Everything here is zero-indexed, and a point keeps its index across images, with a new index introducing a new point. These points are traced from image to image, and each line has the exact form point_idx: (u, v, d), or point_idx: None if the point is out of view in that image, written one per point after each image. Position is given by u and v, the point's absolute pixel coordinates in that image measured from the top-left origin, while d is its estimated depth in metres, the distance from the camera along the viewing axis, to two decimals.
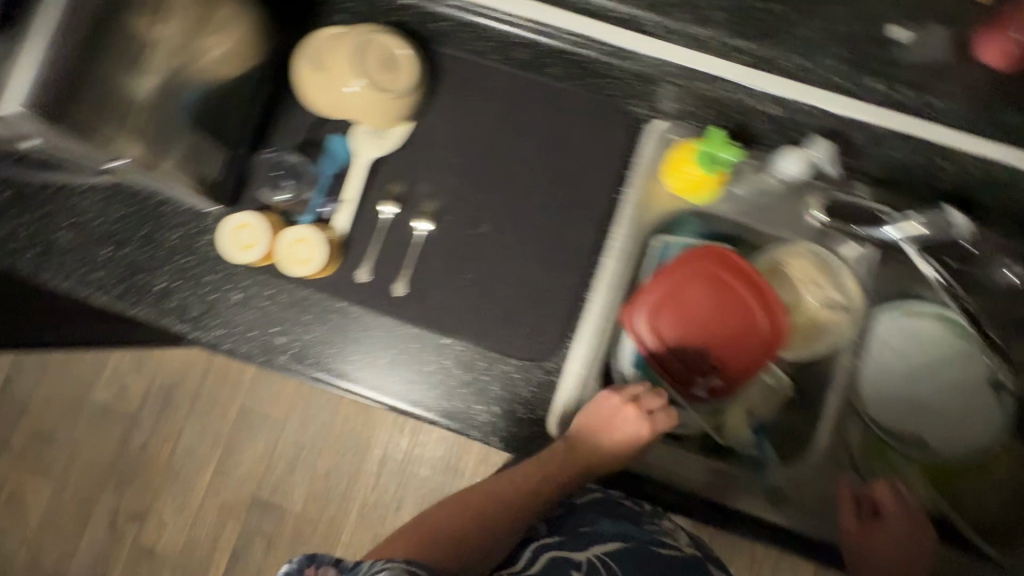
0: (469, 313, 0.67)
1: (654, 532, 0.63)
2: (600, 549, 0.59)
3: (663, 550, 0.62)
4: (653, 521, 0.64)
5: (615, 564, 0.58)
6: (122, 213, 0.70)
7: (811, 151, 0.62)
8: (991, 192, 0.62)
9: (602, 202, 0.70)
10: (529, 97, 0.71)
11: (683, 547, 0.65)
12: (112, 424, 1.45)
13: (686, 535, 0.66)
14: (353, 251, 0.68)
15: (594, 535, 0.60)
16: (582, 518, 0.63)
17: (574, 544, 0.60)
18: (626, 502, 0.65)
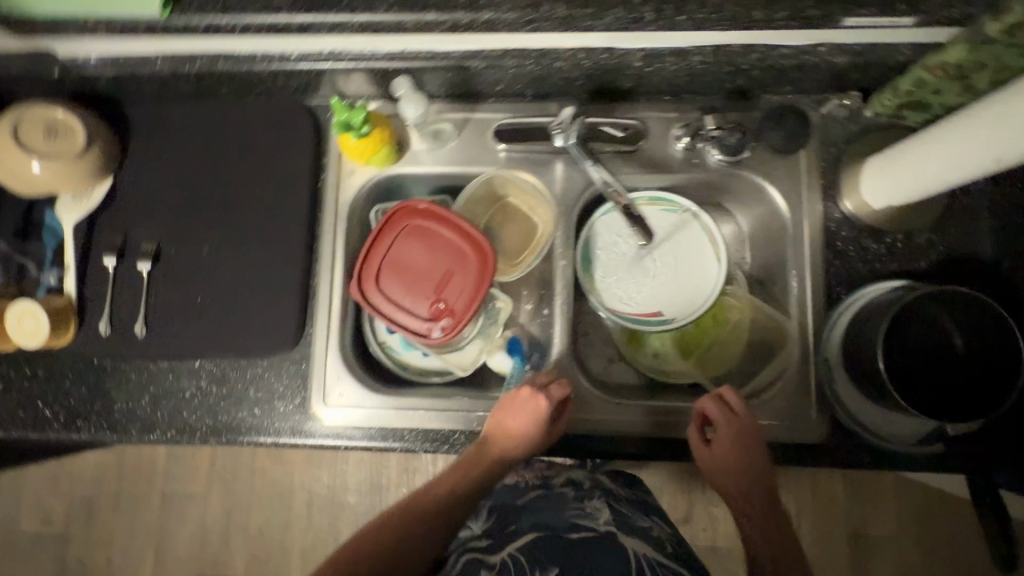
0: (208, 333, 0.71)
1: (573, 517, 0.69)
2: (516, 546, 0.64)
3: (581, 531, 0.66)
4: (577, 506, 0.72)
5: (524, 554, 0.63)
6: None
7: (408, 90, 0.65)
8: (621, 78, 0.66)
9: (299, 182, 0.73)
10: (215, 121, 0.75)
11: (598, 522, 0.68)
12: (46, 550, 1.47)
13: (597, 503, 0.72)
14: (90, 311, 0.72)
15: (512, 535, 0.67)
16: (503, 521, 0.70)
17: (491, 548, 0.65)
18: (542, 503, 0.73)
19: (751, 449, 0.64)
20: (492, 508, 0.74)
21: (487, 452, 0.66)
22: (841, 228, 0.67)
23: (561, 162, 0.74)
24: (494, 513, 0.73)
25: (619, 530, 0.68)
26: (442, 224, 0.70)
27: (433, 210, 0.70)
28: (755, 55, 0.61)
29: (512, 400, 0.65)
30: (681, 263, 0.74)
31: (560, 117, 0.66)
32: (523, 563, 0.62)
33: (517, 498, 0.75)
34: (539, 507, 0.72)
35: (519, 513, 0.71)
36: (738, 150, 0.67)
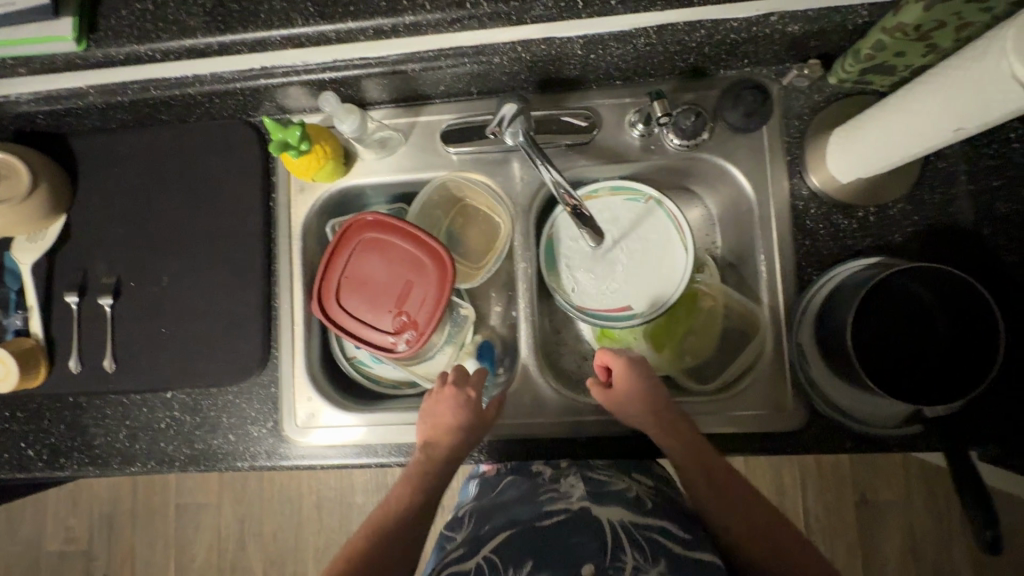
0: (175, 362, 0.71)
1: (547, 501, 0.58)
2: (492, 545, 0.54)
3: (554, 514, 0.56)
4: (550, 488, 0.61)
5: (498, 553, 0.53)
6: None
7: (335, 106, 0.62)
8: (566, 67, 0.63)
9: (248, 200, 0.71)
10: (160, 147, 0.73)
11: (573, 500, 0.58)
12: (72, 567, 1.52)
13: (572, 480, 0.61)
14: (59, 350, 0.72)
15: (485, 537, 0.56)
16: (478, 526, 0.58)
17: (464, 556, 0.54)
18: (516, 494, 0.61)
19: (661, 407, 0.62)
20: (469, 513, 0.63)
21: (426, 455, 0.64)
22: (810, 206, 0.64)
23: (515, 159, 0.71)
24: (469, 520, 0.61)
25: (595, 501, 0.57)
26: (389, 232, 0.67)
27: (381, 218, 0.67)
28: (701, 31, 0.58)
29: (435, 394, 0.66)
30: (646, 256, 0.71)
31: (499, 116, 0.61)
32: (497, 564, 0.52)
33: (488, 495, 0.63)
34: (511, 498, 0.61)
35: (496, 511, 0.59)
36: (695, 133, 0.64)
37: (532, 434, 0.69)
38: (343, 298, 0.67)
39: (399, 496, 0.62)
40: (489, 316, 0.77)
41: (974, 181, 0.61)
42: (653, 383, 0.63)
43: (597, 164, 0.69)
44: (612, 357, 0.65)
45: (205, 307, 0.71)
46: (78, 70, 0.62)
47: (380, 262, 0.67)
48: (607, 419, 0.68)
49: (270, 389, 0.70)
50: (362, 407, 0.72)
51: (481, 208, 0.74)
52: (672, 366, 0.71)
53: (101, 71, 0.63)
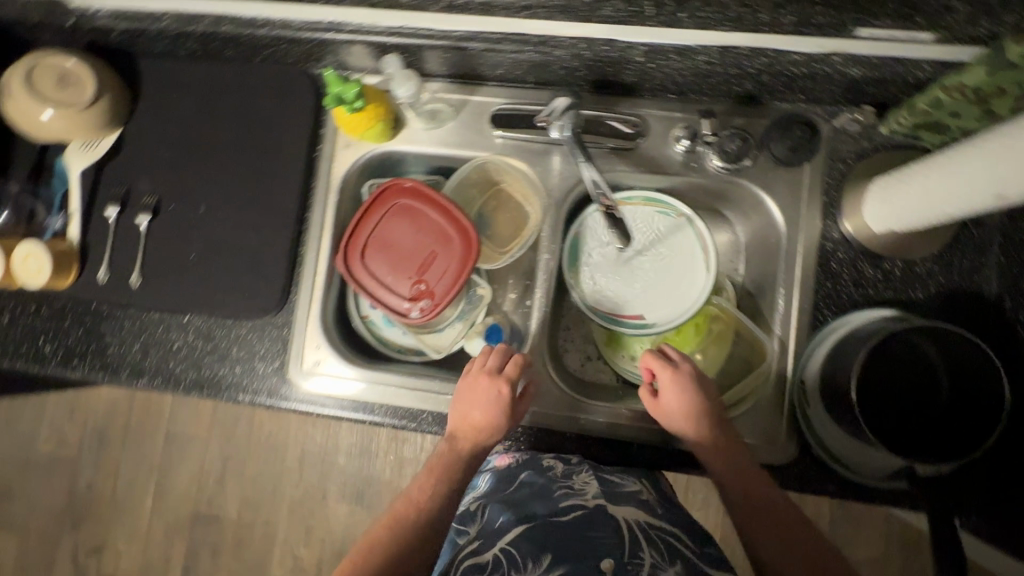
0: (197, 288, 0.73)
1: (562, 497, 0.63)
2: (509, 539, 0.59)
3: (570, 512, 0.61)
4: (564, 483, 0.65)
5: (518, 548, 0.57)
6: None
7: (397, 69, 0.66)
8: (623, 72, 0.65)
9: (294, 147, 0.74)
10: (220, 81, 0.76)
11: (587, 496, 0.63)
12: (59, 472, 1.57)
13: (585, 477, 0.66)
14: (91, 256, 0.75)
15: (502, 531, 0.61)
16: (495, 519, 0.63)
17: (484, 546, 0.59)
18: (530, 487, 0.66)
19: (709, 423, 0.62)
20: (485, 504, 0.68)
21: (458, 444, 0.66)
22: (838, 249, 0.64)
23: (557, 153, 0.73)
24: (485, 510, 0.66)
25: (609, 500, 0.63)
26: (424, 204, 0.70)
27: (418, 189, 0.69)
28: (762, 59, 0.58)
29: (468, 382, 0.66)
30: (668, 271, 0.72)
31: (553, 107, 0.65)
32: (515, 557, 0.57)
33: (501, 489, 0.68)
34: (526, 492, 0.65)
35: (513, 503, 0.64)
36: (736, 158, 0.66)
37: (524, 420, 0.70)
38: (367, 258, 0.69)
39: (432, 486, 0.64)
40: (503, 301, 0.78)
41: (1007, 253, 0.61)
42: (691, 403, 0.62)
43: (637, 172, 0.70)
44: (660, 365, 0.65)
45: (235, 242, 0.74)
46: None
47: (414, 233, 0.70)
48: (600, 419, 0.69)
49: (283, 331, 0.72)
50: (367, 364, 0.74)
51: (516, 195, 0.76)
52: None
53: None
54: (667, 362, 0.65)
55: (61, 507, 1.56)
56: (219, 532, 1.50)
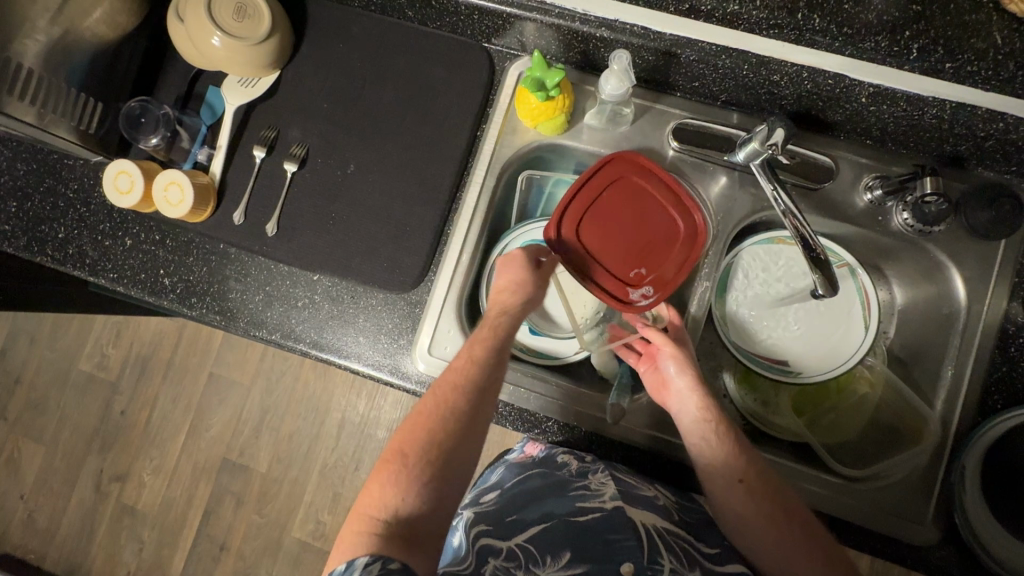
0: (334, 249, 0.70)
1: (578, 498, 0.61)
2: (527, 534, 0.58)
3: (588, 512, 0.60)
4: (580, 483, 0.63)
5: (535, 543, 0.57)
6: (54, 187, 0.75)
7: (621, 65, 0.58)
8: (833, 109, 0.61)
9: (457, 122, 0.71)
10: (391, 40, 0.72)
11: (605, 499, 0.61)
12: (95, 392, 1.56)
13: (601, 476, 0.64)
14: (228, 196, 0.72)
15: (519, 524, 0.60)
16: (506, 509, 0.63)
17: (500, 533, 0.59)
18: (543, 482, 0.65)
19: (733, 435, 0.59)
20: (500, 491, 0.68)
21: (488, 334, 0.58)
22: (1020, 333, 0.61)
23: (729, 179, 0.69)
24: (497, 499, 0.66)
25: (626, 502, 0.60)
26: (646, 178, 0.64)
27: (637, 158, 0.64)
28: (998, 125, 0.55)
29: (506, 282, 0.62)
30: (819, 319, 0.70)
31: (770, 132, 0.59)
32: (533, 553, 0.56)
33: (515, 481, 0.68)
34: (540, 488, 0.64)
35: (529, 498, 0.63)
36: (932, 222, 0.61)
37: (649, 446, 0.68)
38: (582, 234, 0.64)
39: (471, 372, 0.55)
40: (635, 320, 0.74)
41: None
42: (681, 377, 0.61)
43: (815, 213, 0.66)
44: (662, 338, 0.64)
45: (379, 208, 0.71)
46: None
47: (635, 205, 0.64)
48: None
49: (415, 308, 0.70)
50: None
51: None
52: (812, 437, 0.67)
53: None
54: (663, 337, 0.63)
55: (91, 427, 1.55)
56: (246, 482, 1.49)
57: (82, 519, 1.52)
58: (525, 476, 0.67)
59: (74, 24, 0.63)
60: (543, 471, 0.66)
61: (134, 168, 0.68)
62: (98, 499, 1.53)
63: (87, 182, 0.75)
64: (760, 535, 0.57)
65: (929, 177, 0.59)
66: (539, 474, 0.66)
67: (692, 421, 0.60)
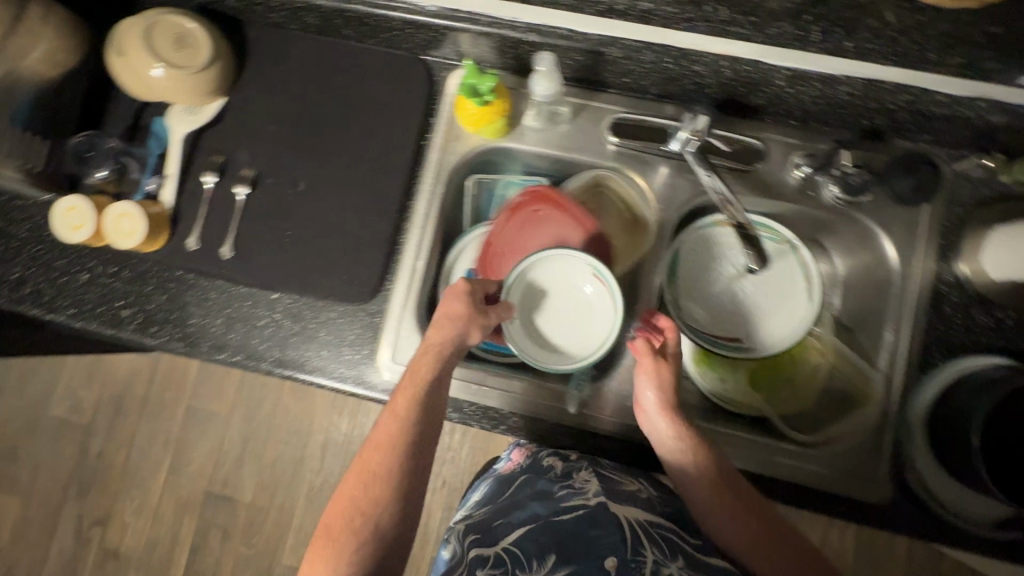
0: (291, 266, 0.71)
1: (562, 499, 0.62)
2: (513, 537, 0.58)
3: (572, 510, 0.60)
4: (564, 483, 0.64)
5: (519, 546, 0.57)
6: (5, 228, 0.75)
7: (547, 66, 0.61)
8: (756, 94, 0.65)
9: (403, 133, 0.73)
10: (333, 60, 0.74)
11: (588, 496, 0.61)
12: (70, 437, 1.53)
13: (585, 474, 0.65)
14: (183, 223, 0.73)
15: (505, 529, 0.60)
16: (493, 518, 0.63)
17: (486, 541, 0.59)
18: (529, 490, 0.65)
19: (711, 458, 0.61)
20: (487, 503, 0.68)
21: (414, 373, 0.59)
22: (951, 292, 0.64)
23: (668, 167, 0.72)
24: (486, 509, 0.66)
25: (611, 499, 0.61)
26: (564, 214, 0.73)
27: (561, 201, 0.72)
28: (906, 96, 0.59)
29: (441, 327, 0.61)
30: (767, 296, 0.72)
31: (694, 121, 0.63)
32: (518, 554, 0.56)
33: (502, 491, 0.68)
34: (526, 494, 0.65)
35: (514, 504, 0.64)
36: (857, 191, 0.65)
37: (615, 433, 0.69)
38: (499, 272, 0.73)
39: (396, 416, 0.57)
40: None
41: None
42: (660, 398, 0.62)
43: (749, 194, 0.70)
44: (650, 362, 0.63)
45: (332, 223, 0.72)
46: None
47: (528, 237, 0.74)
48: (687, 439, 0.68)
49: (374, 318, 0.71)
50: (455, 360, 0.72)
51: (624, 206, 0.74)
52: (771, 410, 0.69)
53: None
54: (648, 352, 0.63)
55: (68, 473, 1.51)
56: (233, 513, 1.47)
57: (65, 568, 1.48)
58: (513, 481, 0.68)
59: (12, 65, 0.64)
60: (529, 476, 0.67)
61: (83, 202, 0.68)
62: (80, 546, 1.49)
63: (39, 220, 0.75)
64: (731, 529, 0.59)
65: (848, 151, 0.65)
66: (527, 481, 0.66)
67: (663, 440, 0.62)
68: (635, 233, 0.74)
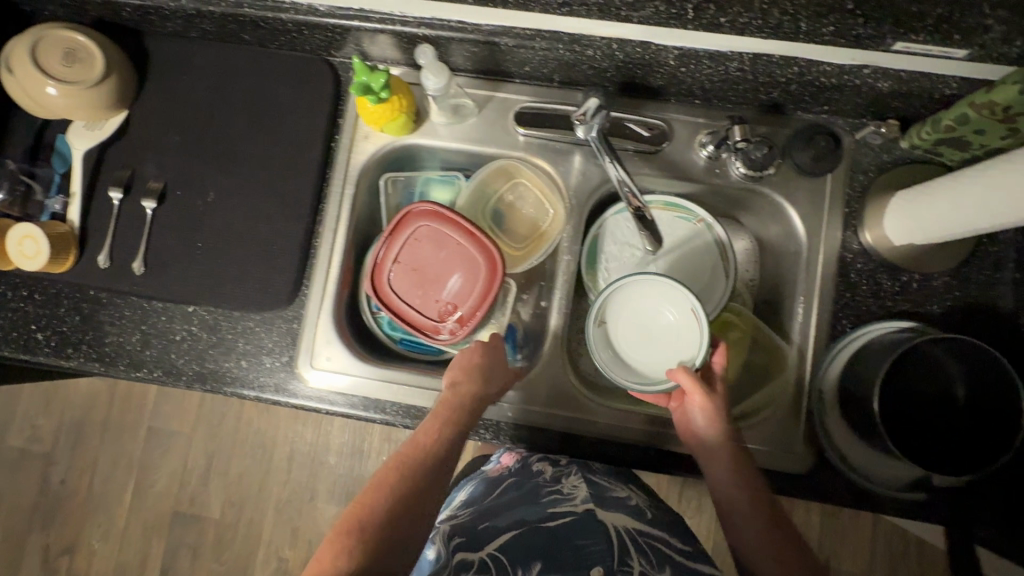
0: (204, 278, 0.70)
1: (549, 504, 0.66)
2: (497, 543, 0.61)
3: (559, 516, 0.64)
4: (551, 488, 0.69)
5: (505, 552, 0.60)
6: None
7: (430, 60, 0.60)
8: (653, 75, 0.65)
9: (312, 136, 0.72)
10: (236, 66, 0.73)
11: (577, 502, 0.65)
12: (31, 467, 1.50)
13: (573, 480, 0.68)
14: (92, 242, 0.71)
15: (491, 532, 0.63)
16: (478, 519, 0.66)
17: (471, 545, 0.61)
18: (518, 493, 0.69)
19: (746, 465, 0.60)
20: (473, 503, 0.72)
21: (461, 395, 0.60)
22: (857, 259, 0.65)
23: (579, 154, 0.72)
24: (472, 509, 0.70)
25: (600, 507, 0.65)
26: (448, 224, 0.68)
27: (440, 210, 0.68)
28: (794, 68, 0.59)
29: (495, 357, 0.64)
30: (687, 275, 0.71)
31: (585, 107, 0.61)
32: (505, 560, 0.59)
33: (488, 493, 0.72)
34: (512, 498, 0.69)
35: (503, 507, 0.68)
36: (762, 166, 0.65)
37: (544, 423, 0.69)
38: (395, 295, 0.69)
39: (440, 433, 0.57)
40: (519, 309, 0.75)
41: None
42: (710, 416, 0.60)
43: (659, 176, 0.70)
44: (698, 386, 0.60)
45: (244, 232, 0.71)
46: None
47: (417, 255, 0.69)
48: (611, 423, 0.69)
49: (292, 325, 0.70)
50: (377, 361, 0.72)
51: (540, 196, 0.74)
52: None
53: None
54: (696, 382, 0.59)
55: (31, 502, 1.49)
56: (202, 531, 1.46)
57: None
58: (500, 488, 0.72)
59: None
60: (519, 483, 0.71)
61: None
62: None
63: None
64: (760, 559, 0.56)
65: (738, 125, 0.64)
66: (517, 487, 0.70)
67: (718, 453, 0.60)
68: (552, 222, 0.73)
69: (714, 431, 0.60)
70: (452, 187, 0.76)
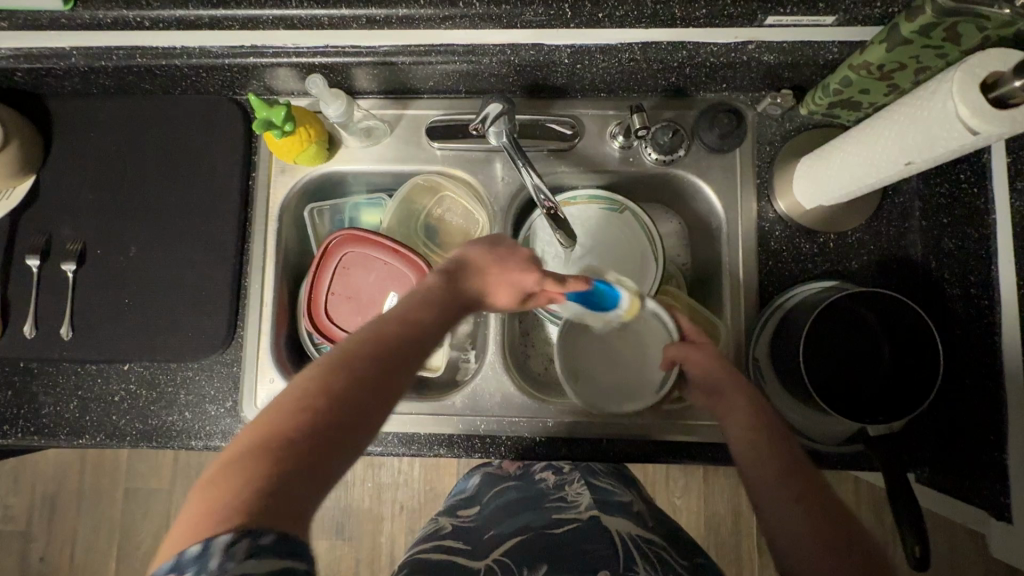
0: (136, 333, 0.69)
1: (554, 510, 0.58)
2: (504, 549, 0.53)
3: (565, 523, 0.56)
4: (557, 495, 0.61)
5: (511, 555, 0.52)
6: None
7: (322, 89, 0.63)
8: (553, 76, 0.65)
9: (230, 177, 0.72)
10: (142, 116, 0.72)
11: (581, 510, 0.58)
12: (8, 547, 1.40)
13: (578, 487, 0.62)
14: (14, 314, 0.69)
15: (496, 539, 0.55)
16: (482, 526, 0.59)
17: (475, 553, 0.54)
18: (519, 496, 0.62)
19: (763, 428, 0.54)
20: (476, 505, 0.64)
21: (432, 301, 0.48)
22: (775, 228, 0.67)
23: (497, 161, 0.73)
24: (474, 513, 0.63)
25: (603, 512, 0.58)
26: (372, 246, 0.68)
27: (360, 233, 0.68)
28: (682, 52, 0.60)
29: (497, 273, 0.54)
30: (619, 265, 0.72)
31: (483, 113, 0.61)
32: (510, 565, 0.51)
33: (491, 491, 0.65)
34: (516, 503, 0.61)
35: (505, 514, 0.60)
36: (671, 150, 0.67)
37: (490, 430, 0.69)
38: (332, 324, 0.68)
39: (406, 327, 0.45)
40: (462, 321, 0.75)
41: (927, 217, 0.64)
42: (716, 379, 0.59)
43: (577, 171, 0.71)
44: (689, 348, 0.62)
45: (173, 282, 0.70)
46: (62, 31, 0.62)
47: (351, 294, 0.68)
48: (564, 420, 0.69)
49: (232, 367, 0.70)
50: None
51: (465, 207, 0.74)
52: None
53: (86, 33, 0.62)
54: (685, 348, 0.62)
55: None
56: None
57: None
58: (504, 489, 0.65)
59: None
60: (517, 482, 0.65)
61: None
62: None
63: None
64: (778, 506, 0.48)
65: (638, 113, 0.64)
66: (521, 493, 0.63)
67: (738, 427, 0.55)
68: (481, 229, 0.74)
69: (728, 379, 0.58)
70: (380, 208, 0.76)
